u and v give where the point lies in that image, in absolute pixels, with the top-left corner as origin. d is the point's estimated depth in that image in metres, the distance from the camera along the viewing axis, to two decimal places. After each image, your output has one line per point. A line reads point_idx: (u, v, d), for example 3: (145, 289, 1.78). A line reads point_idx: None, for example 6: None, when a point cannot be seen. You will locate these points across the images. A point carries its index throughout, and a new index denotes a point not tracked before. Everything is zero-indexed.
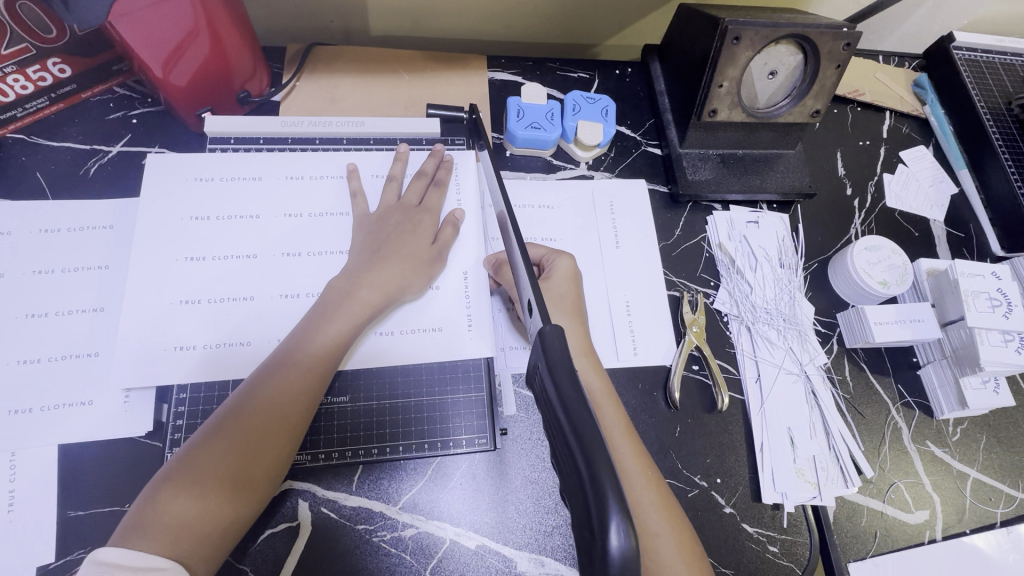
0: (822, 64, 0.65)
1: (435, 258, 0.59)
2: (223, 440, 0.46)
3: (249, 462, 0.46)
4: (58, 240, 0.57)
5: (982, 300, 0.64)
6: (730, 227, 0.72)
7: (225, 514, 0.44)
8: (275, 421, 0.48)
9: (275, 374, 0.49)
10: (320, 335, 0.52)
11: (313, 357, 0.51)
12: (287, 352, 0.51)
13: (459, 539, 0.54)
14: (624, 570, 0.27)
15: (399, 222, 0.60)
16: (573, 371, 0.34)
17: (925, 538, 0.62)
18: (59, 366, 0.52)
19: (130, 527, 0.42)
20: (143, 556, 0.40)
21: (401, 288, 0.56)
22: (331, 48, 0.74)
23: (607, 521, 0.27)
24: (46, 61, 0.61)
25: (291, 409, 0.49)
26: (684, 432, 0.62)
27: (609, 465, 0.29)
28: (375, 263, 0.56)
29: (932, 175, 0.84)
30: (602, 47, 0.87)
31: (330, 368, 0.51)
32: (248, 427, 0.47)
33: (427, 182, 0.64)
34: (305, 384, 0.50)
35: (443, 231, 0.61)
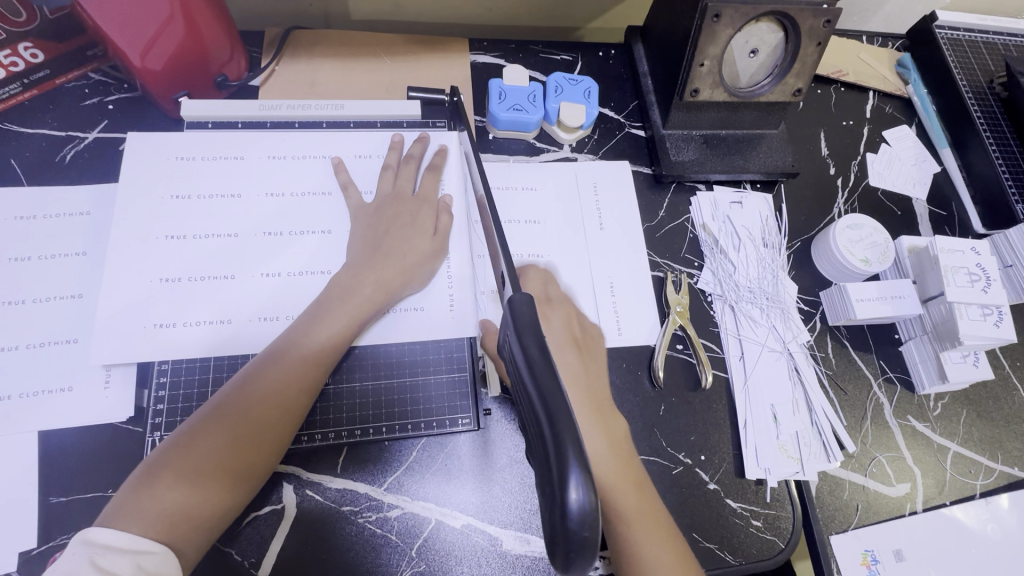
0: (803, 41, 0.65)
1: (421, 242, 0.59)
2: (221, 428, 0.46)
3: (245, 451, 0.47)
4: (34, 226, 0.56)
5: (962, 275, 0.65)
6: (714, 207, 0.73)
7: (219, 501, 0.45)
8: (273, 413, 0.48)
9: (276, 367, 0.50)
10: (321, 331, 0.52)
11: (313, 351, 0.51)
12: (286, 344, 0.51)
13: (445, 519, 0.54)
14: (583, 523, 0.28)
15: (398, 214, 0.60)
16: (538, 333, 0.34)
17: (906, 510, 0.62)
18: (38, 353, 0.52)
19: (122, 506, 0.43)
20: (135, 537, 0.41)
21: (402, 285, 0.57)
22: (310, 32, 0.74)
23: (566, 477, 0.28)
24: (18, 45, 0.62)
25: (290, 403, 0.49)
26: (669, 411, 0.62)
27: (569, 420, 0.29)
28: (375, 258, 0.56)
29: (915, 154, 0.84)
30: (585, 29, 0.87)
31: (329, 363, 0.52)
32: (246, 417, 0.47)
33: (418, 165, 0.63)
34: (305, 379, 0.50)
35: (425, 214, 0.61)
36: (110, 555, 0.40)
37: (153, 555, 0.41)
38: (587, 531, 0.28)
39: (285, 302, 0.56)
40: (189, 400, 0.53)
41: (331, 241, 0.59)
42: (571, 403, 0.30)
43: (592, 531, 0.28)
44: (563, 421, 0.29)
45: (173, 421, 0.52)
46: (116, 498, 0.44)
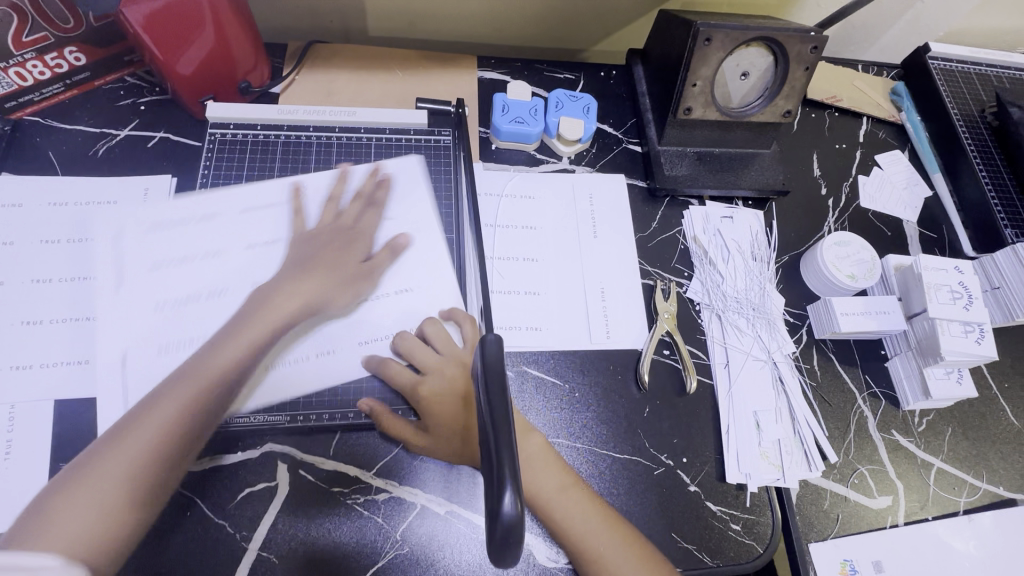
0: (792, 65, 0.69)
1: (389, 258, 0.61)
2: (113, 452, 0.49)
3: (134, 462, 0.49)
4: (65, 213, 0.61)
5: (944, 292, 0.66)
6: (705, 221, 0.75)
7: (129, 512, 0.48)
8: (169, 428, 0.51)
9: (179, 387, 0.52)
10: (230, 346, 0.55)
11: (219, 368, 0.54)
12: (194, 361, 0.54)
13: (430, 505, 0.56)
14: (510, 530, 0.33)
15: (331, 242, 0.61)
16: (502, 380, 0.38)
17: (887, 523, 0.63)
18: (58, 328, 0.56)
19: (28, 532, 0.46)
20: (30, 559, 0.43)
21: (324, 301, 0.57)
22: (330, 45, 0.79)
23: (502, 490, 0.33)
24: (63, 50, 0.64)
25: (187, 415, 0.52)
26: (653, 413, 0.64)
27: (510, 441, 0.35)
28: (313, 264, 0.59)
29: (908, 178, 0.86)
30: (589, 51, 0.91)
31: (233, 375, 0.54)
32: (134, 437, 0.50)
33: (365, 200, 0.64)
34: (210, 388, 0.53)
35: (411, 237, 0.63)
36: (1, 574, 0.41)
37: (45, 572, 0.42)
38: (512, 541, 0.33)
39: None
40: None
41: None
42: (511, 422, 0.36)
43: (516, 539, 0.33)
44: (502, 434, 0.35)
45: None
46: (18, 525, 0.47)
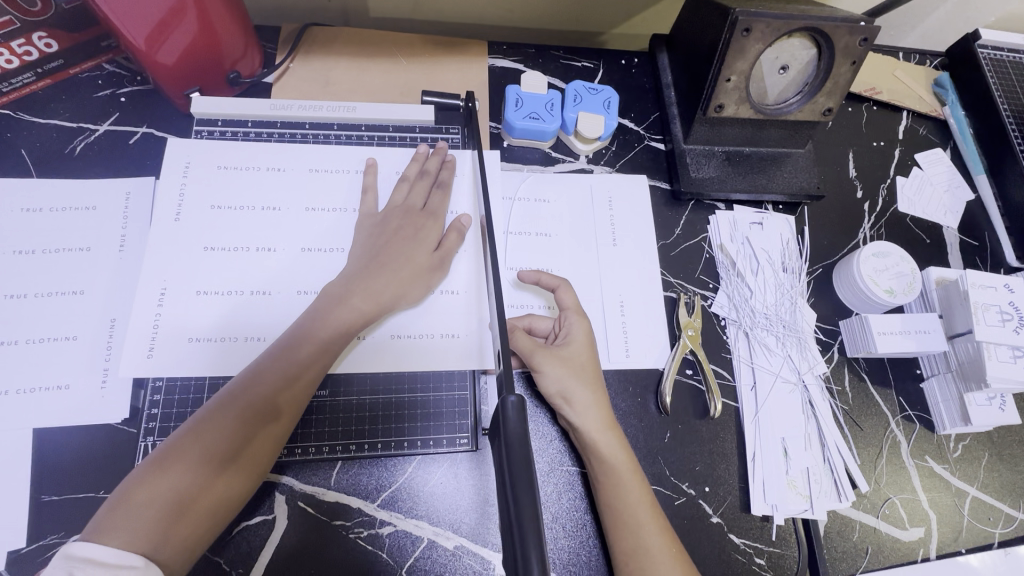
0: (837, 58, 0.62)
1: (438, 266, 0.58)
2: (203, 432, 0.46)
3: (245, 443, 0.47)
4: (41, 220, 0.56)
5: (993, 313, 0.61)
6: (733, 228, 0.70)
7: (220, 507, 0.45)
8: (270, 409, 0.48)
9: (275, 362, 0.50)
10: (321, 326, 0.52)
11: (312, 349, 0.51)
12: (291, 336, 0.51)
13: (437, 539, 0.53)
14: None
15: (400, 226, 0.58)
16: (527, 449, 0.33)
17: (918, 556, 0.60)
18: (37, 349, 0.52)
19: (111, 515, 0.42)
20: (117, 550, 0.40)
21: (397, 298, 0.55)
22: (327, 29, 0.72)
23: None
24: (31, 35, 0.59)
25: (281, 397, 0.49)
26: (675, 438, 0.60)
27: (536, 522, 0.31)
28: (372, 270, 0.55)
29: (949, 180, 0.80)
30: (609, 35, 0.84)
31: (325, 357, 0.51)
32: (246, 409, 0.47)
33: (431, 182, 0.62)
34: (305, 369, 0.50)
35: (448, 239, 0.59)
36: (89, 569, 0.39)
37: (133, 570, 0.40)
38: None
39: (268, 328, 0.55)
40: (184, 403, 0.52)
41: (336, 259, 0.58)
42: (538, 500, 0.31)
43: None
44: (529, 527, 0.30)
45: (167, 426, 0.51)
46: (104, 507, 0.43)
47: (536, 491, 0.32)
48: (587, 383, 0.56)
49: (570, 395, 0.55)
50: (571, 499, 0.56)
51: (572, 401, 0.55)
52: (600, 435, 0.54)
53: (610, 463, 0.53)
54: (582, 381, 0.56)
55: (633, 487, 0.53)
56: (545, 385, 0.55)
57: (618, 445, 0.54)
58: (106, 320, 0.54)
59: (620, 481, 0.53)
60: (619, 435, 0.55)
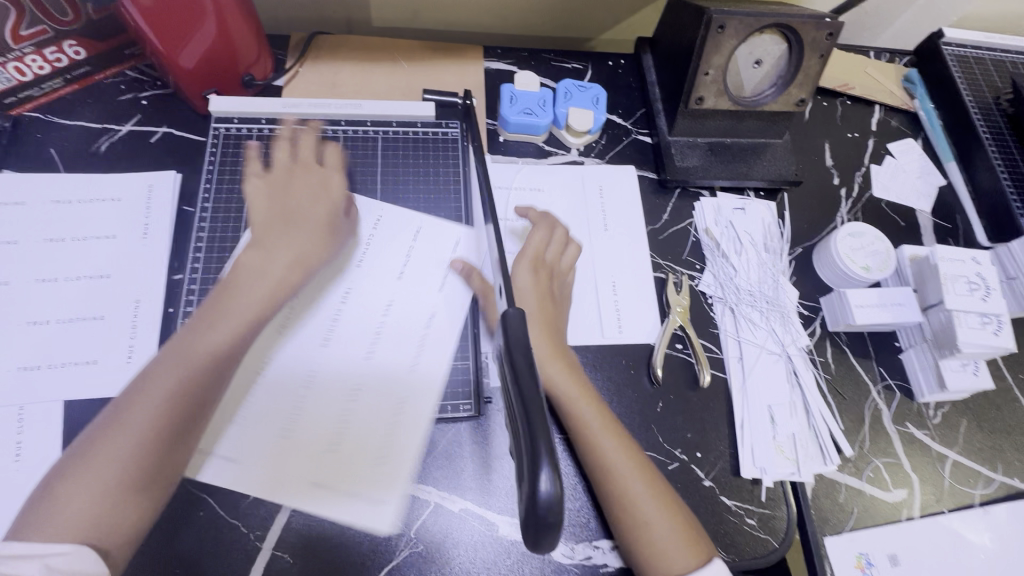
0: (806, 53, 0.67)
1: (337, 228, 0.61)
2: (93, 462, 0.45)
3: (140, 469, 0.46)
4: (70, 211, 0.60)
5: (962, 283, 0.66)
6: (717, 213, 0.74)
7: (127, 523, 0.45)
8: (163, 430, 0.47)
9: (151, 381, 0.49)
10: (200, 339, 0.51)
11: (184, 367, 0.49)
12: (169, 355, 0.50)
13: (443, 502, 0.56)
14: (550, 510, 0.31)
15: (304, 192, 0.61)
16: (527, 349, 0.36)
17: (903, 516, 0.63)
18: (65, 328, 0.55)
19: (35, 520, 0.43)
20: (46, 543, 0.42)
21: (307, 262, 0.57)
22: (333, 36, 0.77)
23: (539, 470, 0.31)
24: (62, 43, 0.63)
25: (170, 416, 0.47)
26: (667, 407, 0.64)
27: (543, 419, 0.33)
28: (271, 241, 0.57)
29: (921, 167, 0.85)
30: (597, 40, 0.90)
31: (209, 372, 0.50)
32: (135, 433, 0.46)
33: None
34: (181, 391, 0.48)
35: (353, 210, 0.63)
36: (15, 562, 0.41)
37: (62, 555, 0.41)
38: (552, 518, 0.31)
39: None
40: None
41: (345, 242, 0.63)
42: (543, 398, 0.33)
43: (557, 517, 0.31)
44: (537, 418, 0.32)
45: None
46: (24, 516, 0.44)
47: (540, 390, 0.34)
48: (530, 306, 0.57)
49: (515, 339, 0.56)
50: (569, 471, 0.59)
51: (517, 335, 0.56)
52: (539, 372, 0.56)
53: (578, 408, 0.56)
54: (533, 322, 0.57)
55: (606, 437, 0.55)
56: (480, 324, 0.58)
57: (566, 376, 0.56)
58: (131, 301, 0.57)
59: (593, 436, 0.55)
60: (565, 365, 0.57)
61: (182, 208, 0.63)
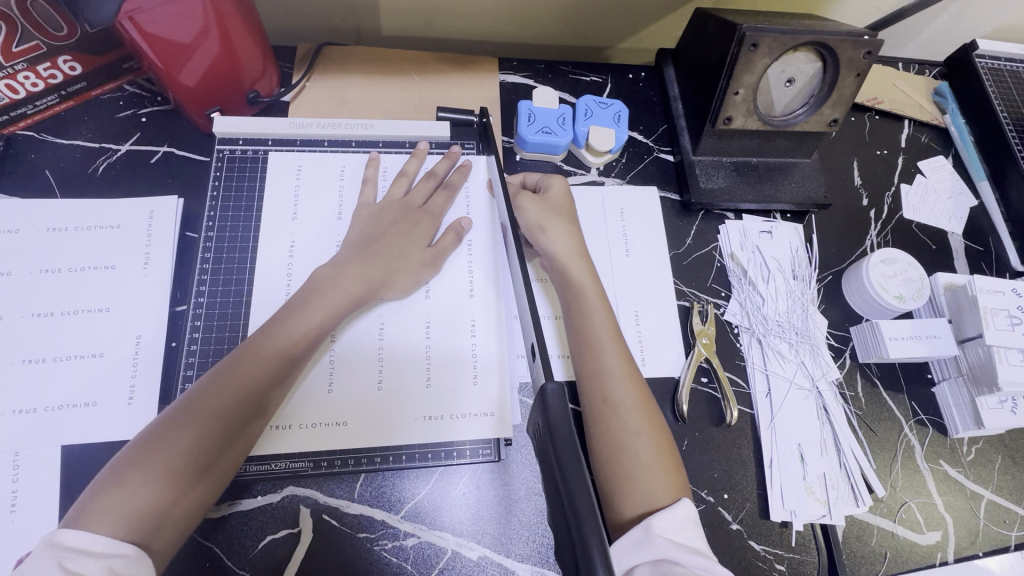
0: (842, 72, 0.64)
1: (431, 261, 0.60)
2: (166, 448, 0.44)
3: (208, 459, 0.45)
4: (67, 239, 0.57)
5: (1002, 317, 0.63)
6: (743, 237, 0.71)
7: (188, 514, 0.44)
8: (239, 420, 0.47)
9: (230, 375, 0.48)
10: (282, 336, 0.51)
11: (265, 364, 0.49)
12: (248, 348, 0.49)
13: (461, 550, 0.53)
14: None
15: (395, 221, 0.60)
16: (572, 436, 0.34)
17: (936, 559, 0.60)
18: (63, 367, 0.52)
19: (94, 506, 0.41)
20: (107, 539, 0.40)
21: (386, 285, 0.57)
22: (341, 48, 0.74)
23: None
24: (57, 59, 0.59)
25: (251, 406, 0.47)
26: (692, 445, 0.61)
27: (596, 525, 0.30)
28: (364, 257, 0.57)
29: (952, 187, 0.82)
30: (615, 50, 0.86)
31: (287, 371, 0.50)
32: (207, 424, 0.45)
33: (436, 182, 0.64)
34: (256, 388, 0.48)
35: (443, 239, 0.61)
36: (80, 559, 0.38)
37: (124, 558, 0.39)
38: None
39: None
40: None
41: None
42: (594, 499, 0.31)
43: None
44: (589, 524, 0.30)
45: None
46: (80, 501, 0.42)
47: (591, 490, 0.32)
48: (562, 219, 0.62)
49: (546, 225, 0.62)
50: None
51: (547, 232, 0.61)
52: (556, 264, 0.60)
53: (590, 322, 0.57)
54: (559, 218, 0.62)
55: (612, 358, 0.55)
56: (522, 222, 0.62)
57: (602, 307, 0.58)
58: (132, 337, 0.54)
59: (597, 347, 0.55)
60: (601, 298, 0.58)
61: (185, 235, 0.60)
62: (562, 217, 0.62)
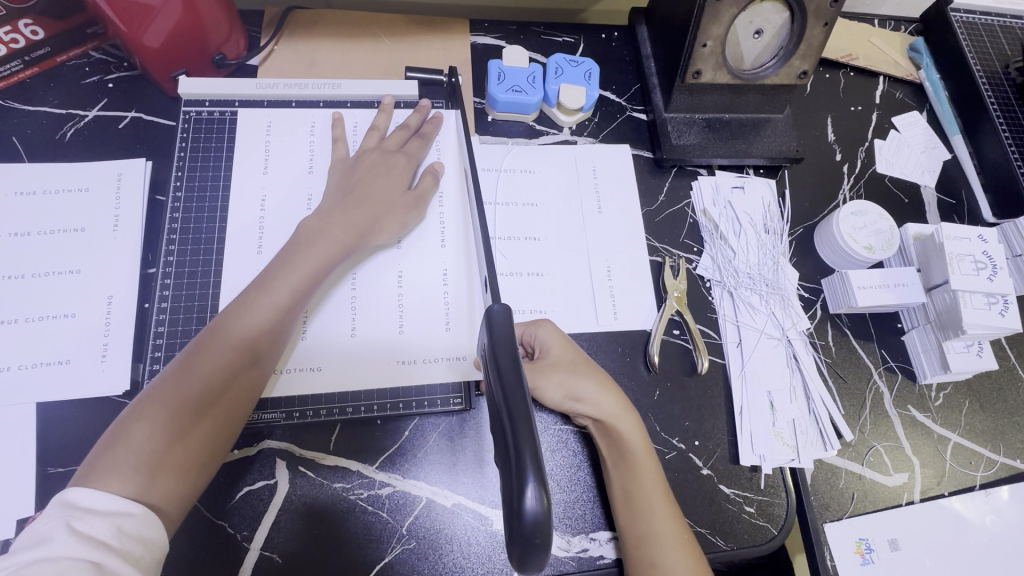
0: (809, 21, 0.64)
1: (413, 204, 0.60)
2: (162, 414, 0.44)
3: (206, 421, 0.45)
4: (36, 203, 0.57)
5: (967, 263, 0.64)
6: (715, 192, 0.72)
7: (194, 474, 0.45)
8: (233, 381, 0.47)
9: (218, 339, 0.48)
10: (269, 296, 0.50)
11: (252, 324, 0.49)
12: (234, 312, 0.49)
13: (436, 498, 0.54)
14: (536, 527, 0.30)
15: (373, 165, 0.60)
16: (513, 350, 0.36)
17: (903, 500, 0.62)
18: (36, 327, 0.53)
19: (96, 467, 0.42)
20: (113, 497, 0.41)
21: (375, 231, 0.57)
22: (309, 11, 0.73)
23: (523, 483, 0.30)
24: (17, 22, 0.61)
25: (242, 367, 0.48)
26: (663, 395, 0.62)
27: (531, 434, 0.32)
28: (346, 206, 0.57)
29: (926, 141, 0.82)
30: (589, 11, 0.85)
31: (277, 331, 0.50)
32: (201, 386, 0.46)
33: (411, 133, 0.64)
34: (247, 349, 0.48)
35: (423, 181, 0.62)
36: (88, 519, 0.39)
37: (133, 517, 0.41)
38: (540, 538, 0.30)
39: None
40: None
41: None
42: (530, 407, 0.33)
43: (543, 535, 0.30)
44: (524, 432, 0.32)
45: None
46: (86, 464, 0.43)
47: (527, 396, 0.34)
48: (587, 375, 0.56)
49: (577, 392, 0.55)
50: (553, 435, 0.59)
51: (580, 397, 0.55)
52: (576, 375, 0.56)
53: (634, 468, 0.54)
54: (585, 377, 0.56)
55: (661, 512, 0.53)
56: (547, 394, 0.55)
57: (652, 476, 0.54)
58: (104, 298, 0.55)
59: (642, 482, 0.53)
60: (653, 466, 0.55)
61: (154, 198, 0.60)
62: (588, 373, 0.56)
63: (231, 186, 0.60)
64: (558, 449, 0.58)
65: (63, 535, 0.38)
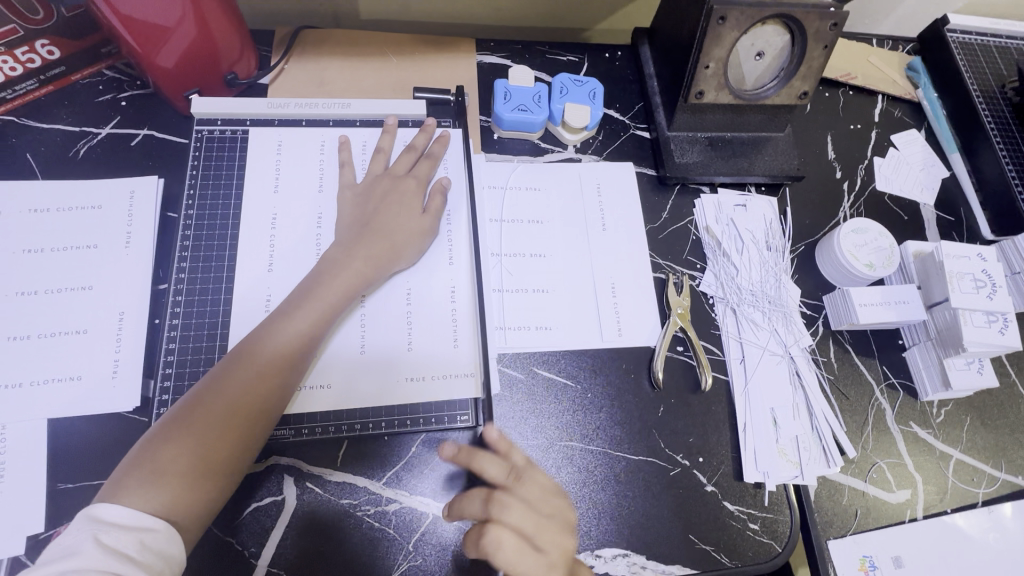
0: (809, 44, 0.65)
1: (426, 228, 0.62)
2: (188, 435, 0.45)
3: (225, 443, 0.46)
4: (49, 219, 0.58)
5: (967, 281, 0.64)
6: (717, 210, 0.73)
7: (213, 496, 0.45)
8: (254, 403, 0.48)
9: (241, 362, 0.49)
10: (291, 322, 0.52)
11: (275, 349, 0.50)
12: (258, 338, 0.51)
13: (442, 514, 0.54)
14: None
15: (385, 192, 0.61)
16: None
17: (906, 517, 0.62)
18: (48, 343, 0.53)
19: (120, 486, 0.43)
20: (137, 514, 0.42)
21: (393, 257, 0.58)
22: (318, 31, 0.74)
23: None
24: (35, 42, 0.63)
25: (263, 390, 0.48)
26: (668, 412, 0.62)
27: None
28: (362, 234, 0.58)
29: (924, 159, 0.83)
30: (593, 30, 0.87)
31: (298, 356, 0.51)
32: (223, 408, 0.47)
33: (418, 154, 0.65)
34: (268, 373, 0.49)
35: (433, 202, 0.63)
36: (114, 533, 0.40)
37: (155, 532, 0.41)
38: None
39: None
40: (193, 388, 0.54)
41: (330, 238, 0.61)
42: None
43: None
44: None
45: None
46: (110, 483, 0.44)
47: None
48: None
49: None
50: (559, 451, 0.59)
51: None
52: None
53: None
54: None
55: None
56: None
57: None
58: (115, 314, 0.55)
59: None
60: None
61: (166, 215, 0.61)
62: None
63: (241, 204, 0.61)
64: (565, 466, 0.58)
65: (91, 547, 0.39)
